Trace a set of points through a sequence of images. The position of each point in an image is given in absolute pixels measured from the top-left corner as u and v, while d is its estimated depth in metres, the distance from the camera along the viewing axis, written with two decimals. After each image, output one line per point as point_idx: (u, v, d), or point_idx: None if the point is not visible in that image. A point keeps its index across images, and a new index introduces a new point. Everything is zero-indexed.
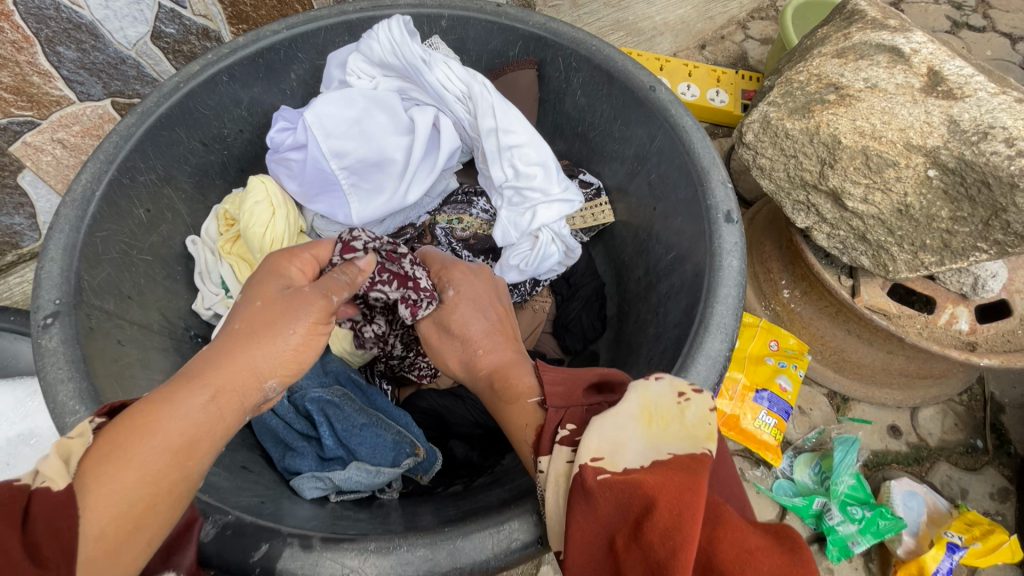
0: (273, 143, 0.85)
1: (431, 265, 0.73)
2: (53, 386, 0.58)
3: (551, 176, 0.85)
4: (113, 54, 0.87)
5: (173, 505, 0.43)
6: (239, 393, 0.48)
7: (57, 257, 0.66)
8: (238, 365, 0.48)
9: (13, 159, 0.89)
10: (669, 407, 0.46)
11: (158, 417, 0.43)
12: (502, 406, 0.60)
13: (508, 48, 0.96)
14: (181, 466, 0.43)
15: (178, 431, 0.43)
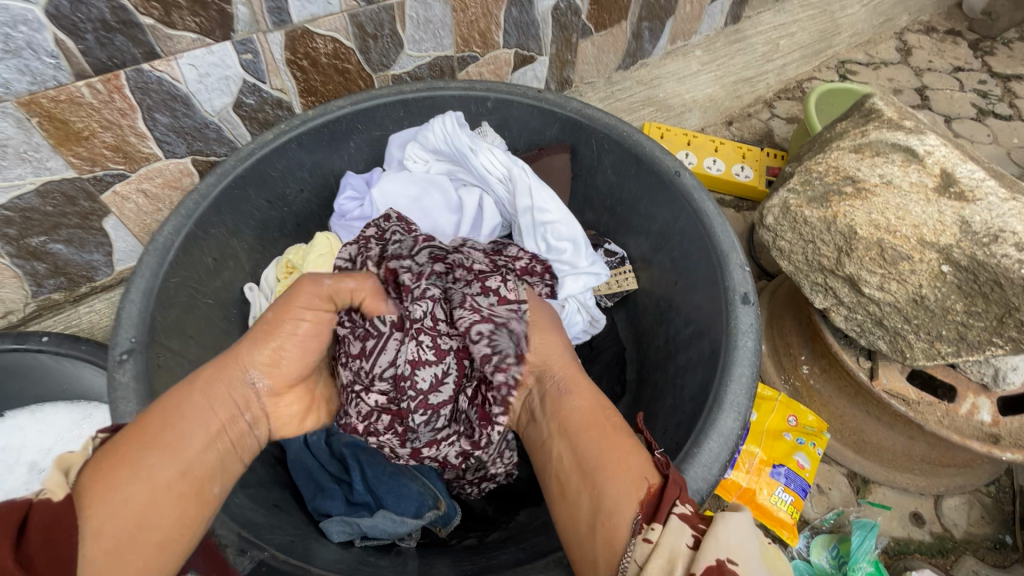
0: (341, 210, 0.97)
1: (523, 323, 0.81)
2: (122, 417, 0.65)
3: (579, 252, 0.93)
4: (199, 119, 0.99)
5: (172, 502, 0.55)
6: (223, 387, 0.63)
7: (136, 298, 0.74)
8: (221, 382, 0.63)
9: (102, 206, 1.00)
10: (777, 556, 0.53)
11: (148, 425, 0.57)
12: (604, 441, 0.64)
13: (546, 128, 1.05)
14: (172, 462, 0.56)
15: (162, 435, 0.57)
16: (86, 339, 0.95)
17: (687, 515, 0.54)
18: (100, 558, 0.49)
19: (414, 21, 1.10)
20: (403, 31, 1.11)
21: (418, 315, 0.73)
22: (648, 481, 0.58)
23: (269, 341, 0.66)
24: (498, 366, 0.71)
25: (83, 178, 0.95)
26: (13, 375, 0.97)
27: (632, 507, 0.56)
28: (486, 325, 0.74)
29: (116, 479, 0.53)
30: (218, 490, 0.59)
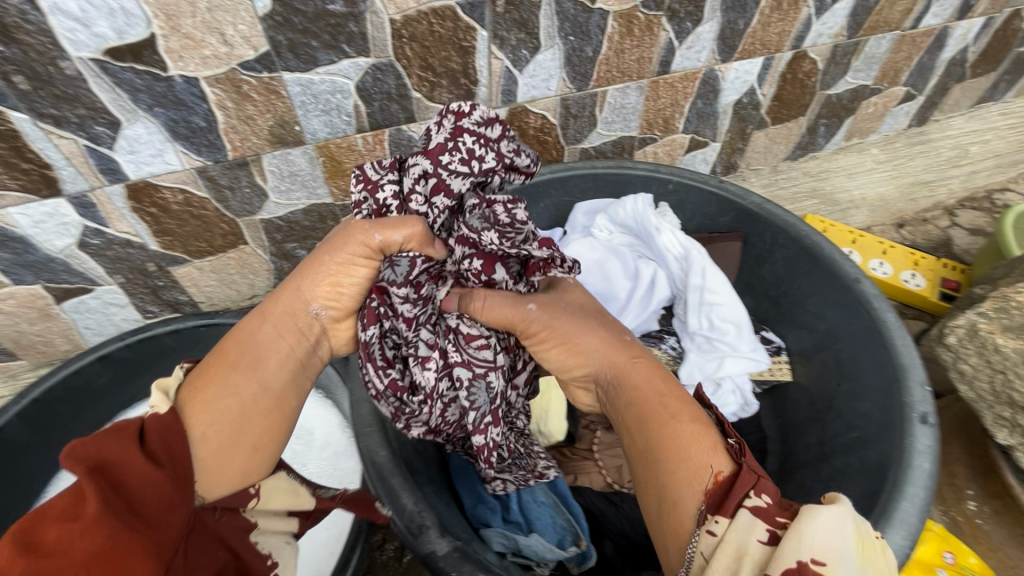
0: None
1: (477, 299, 0.79)
2: (360, 402, 0.85)
3: (741, 336, 0.98)
4: None
5: (259, 413, 0.68)
6: (291, 318, 0.74)
7: None
8: (285, 309, 0.74)
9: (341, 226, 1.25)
10: (872, 542, 0.55)
11: (229, 351, 0.70)
12: (660, 427, 0.70)
13: (721, 215, 1.12)
14: (255, 381, 0.69)
15: (239, 360, 0.69)
16: None
17: (761, 511, 0.57)
18: (210, 454, 0.64)
19: (612, 106, 1.26)
20: (600, 114, 1.26)
21: (431, 385, 0.79)
22: (715, 469, 0.63)
23: (329, 273, 0.75)
24: (476, 424, 0.81)
25: (336, 205, 1.20)
26: None
27: (697, 498, 0.62)
28: (465, 374, 0.80)
29: (202, 398, 0.65)
30: (295, 405, 0.72)
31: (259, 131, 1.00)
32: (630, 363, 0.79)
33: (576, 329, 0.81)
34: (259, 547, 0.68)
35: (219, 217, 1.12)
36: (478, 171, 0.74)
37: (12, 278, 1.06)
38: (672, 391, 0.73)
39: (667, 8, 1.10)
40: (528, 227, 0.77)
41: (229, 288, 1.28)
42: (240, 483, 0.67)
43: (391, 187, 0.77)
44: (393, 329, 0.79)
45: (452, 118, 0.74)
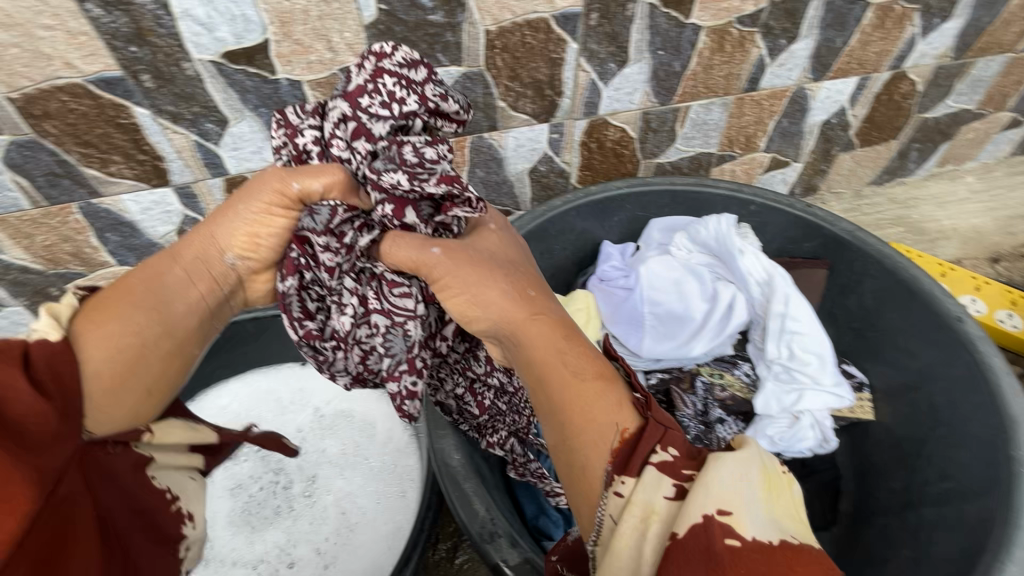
0: (599, 273, 1.08)
1: (400, 254, 0.68)
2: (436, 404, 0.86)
3: (825, 369, 0.94)
4: (502, 177, 1.22)
5: (159, 353, 0.65)
6: (205, 263, 0.70)
7: None
8: (190, 249, 0.70)
9: None
10: (779, 476, 0.59)
11: (134, 285, 0.66)
12: (565, 386, 0.67)
13: (805, 240, 1.08)
14: (155, 320, 0.65)
15: (143, 300, 0.65)
16: None
17: (666, 467, 0.59)
18: (102, 392, 0.60)
19: (693, 122, 1.23)
20: (681, 129, 1.24)
21: (346, 331, 0.72)
22: (619, 425, 0.63)
23: (244, 222, 0.69)
24: (389, 371, 0.71)
25: None
26: None
27: (602, 462, 0.62)
28: (383, 322, 0.71)
29: (110, 322, 0.62)
30: (194, 353, 0.69)
31: None
32: (532, 322, 0.71)
33: (474, 276, 0.70)
34: (157, 483, 0.68)
35: None
36: (399, 115, 0.66)
37: (116, 259, 1.14)
38: (560, 337, 0.70)
39: (762, 24, 1.07)
40: (441, 165, 0.67)
41: None
42: (134, 419, 0.64)
43: (312, 133, 0.69)
44: (316, 279, 0.72)
45: (371, 59, 0.66)
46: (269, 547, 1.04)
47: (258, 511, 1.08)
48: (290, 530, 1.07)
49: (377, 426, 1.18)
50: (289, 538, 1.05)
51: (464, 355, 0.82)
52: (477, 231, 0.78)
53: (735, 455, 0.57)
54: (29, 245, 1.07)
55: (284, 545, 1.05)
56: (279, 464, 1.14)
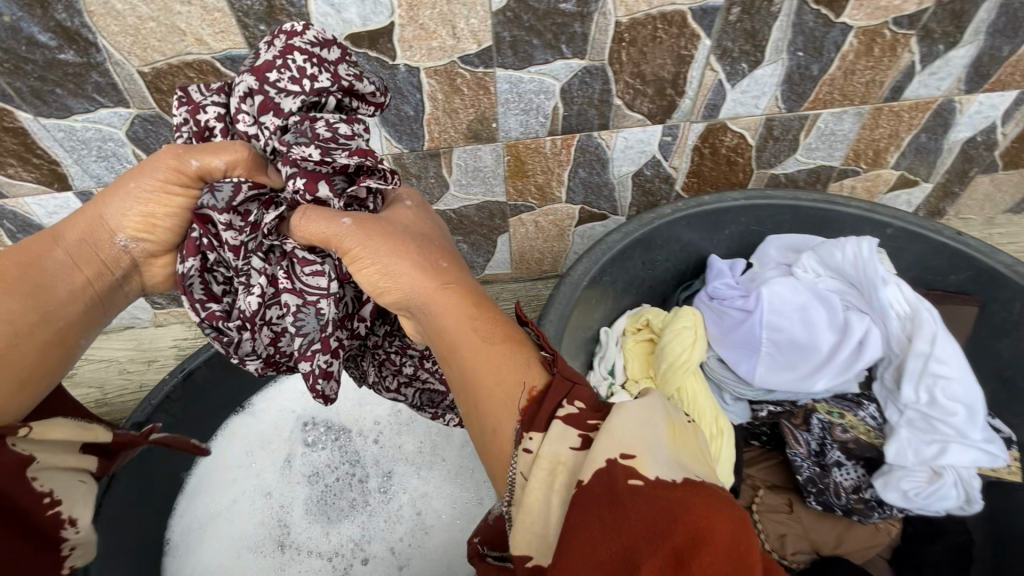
0: (711, 290, 1.00)
1: (318, 229, 0.64)
2: None
3: (974, 422, 0.82)
4: (605, 179, 1.15)
5: (37, 336, 0.62)
6: (97, 247, 0.68)
7: (554, 322, 0.89)
8: (78, 231, 0.67)
9: (506, 226, 1.23)
10: (681, 421, 0.54)
11: (3, 267, 0.62)
12: (475, 368, 0.62)
13: (951, 272, 0.97)
14: (26, 300, 0.62)
15: (20, 278, 0.62)
16: None
17: (568, 419, 0.55)
18: None
19: (820, 132, 1.13)
20: (805, 139, 1.13)
21: (252, 312, 0.70)
22: (526, 387, 0.60)
23: (138, 201, 0.67)
24: (300, 350, 0.70)
25: (508, 204, 1.18)
26: None
27: (511, 422, 0.58)
28: (292, 301, 0.69)
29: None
30: (78, 342, 0.67)
31: (459, 124, 1.00)
32: (443, 293, 0.66)
33: (375, 247, 0.65)
34: (37, 484, 0.57)
35: None
36: (309, 91, 0.63)
37: None
38: (454, 306, 0.65)
39: (921, 26, 0.96)
40: (356, 141, 0.66)
41: None
42: (12, 407, 0.60)
43: (214, 110, 0.68)
44: (221, 261, 0.72)
45: (281, 36, 0.63)
46: (345, 540, 1.03)
47: (335, 503, 1.07)
48: (366, 526, 1.05)
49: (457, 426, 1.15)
50: (365, 532, 1.04)
51: (384, 338, 0.86)
52: (392, 206, 0.73)
53: (636, 403, 0.54)
54: None
55: (360, 540, 1.03)
56: (358, 456, 1.12)
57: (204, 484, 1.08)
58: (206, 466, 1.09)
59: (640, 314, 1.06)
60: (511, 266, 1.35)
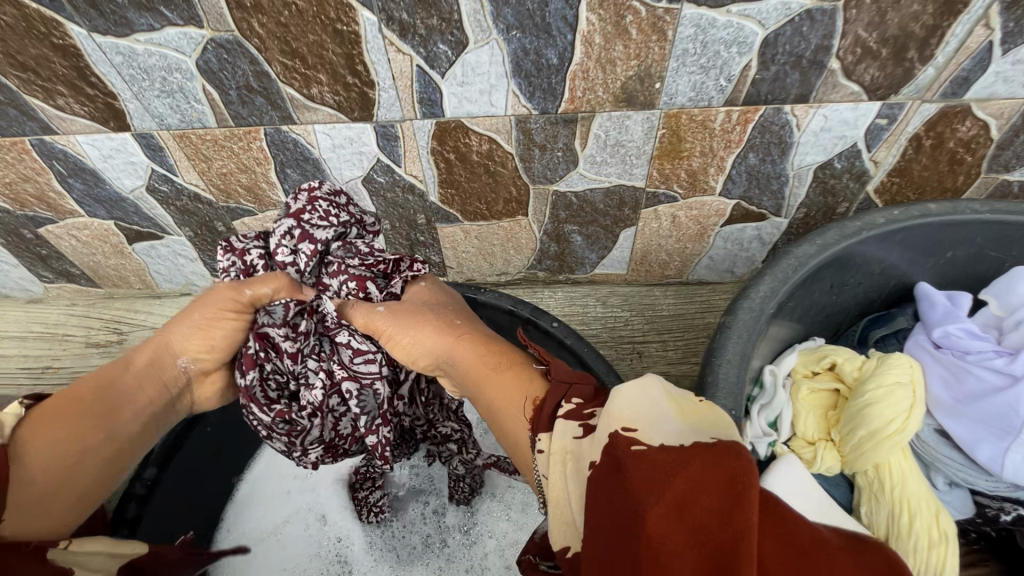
0: (946, 338, 0.75)
1: (377, 326, 0.67)
2: None
3: None
4: (778, 169, 0.89)
5: (98, 461, 0.60)
6: (160, 369, 0.65)
7: (734, 362, 0.64)
8: (146, 354, 0.65)
9: (635, 218, 0.98)
10: (691, 402, 0.47)
11: (82, 393, 0.61)
12: (485, 395, 0.60)
13: None
14: (98, 423, 0.60)
15: (93, 401, 0.60)
16: (588, 341, 0.87)
17: (569, 413, 0.51)
18: (27, 501, 0.56)
19: None
20: None
21: (318, 403, 0.67)
22: (531, 395, 0.57)
23: (197, 328, 0.64)
24: (365, 428, 0.68)
25: (645, 191, 0.93)
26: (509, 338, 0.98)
27: (525, 430, 0.55)
28: (352, 388, 0.68)
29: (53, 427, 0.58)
30: (133, 458, 0.64)
31: (611, 81, 0.76)
32: (464, 342, 0.64)
33: (401, 322, 0.66)
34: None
35: (514, 179, 0.91)
36: (337, 223, 0.68)
37: None
38: (466, 348, 0.64)
39: None
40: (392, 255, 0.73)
41: (483, 260, 1.10)
42: (65, 522, 0.59)
43: (258, 250, 0.68)
44: (278, 369, 0.69)
45: (302, 191, 0.68)
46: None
47: (405, 536, 0.90)
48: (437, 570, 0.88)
49: None
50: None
51: (421, 410, 0.77)
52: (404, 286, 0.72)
53: (644, 384, 0.47)
54: (206, 168, 0.89)
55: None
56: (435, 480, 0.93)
57: (259, 485, 0.93)
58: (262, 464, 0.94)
59: (819, 352, 0.81)
60: (626, 267, 1.11)
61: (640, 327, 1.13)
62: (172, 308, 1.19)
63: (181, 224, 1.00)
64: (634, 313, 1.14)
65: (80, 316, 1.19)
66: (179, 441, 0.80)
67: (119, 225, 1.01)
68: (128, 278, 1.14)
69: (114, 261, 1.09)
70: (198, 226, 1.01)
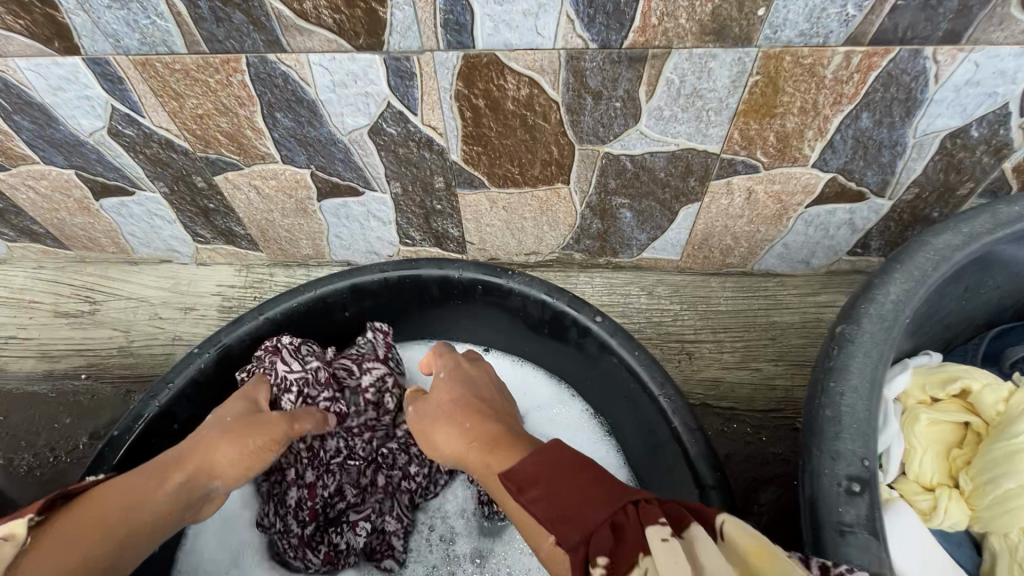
0: None
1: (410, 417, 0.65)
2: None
3: None
4: (895, 136, 0.70)
5: None
6: (188, 488, 0.60)
7: (863, 390, 0.46)
8: (181, 465, 0.60)
9: (702, 192, 0.80)
10: (758, 544, 0.38)
11: (102, 504, 0.54)
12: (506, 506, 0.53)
13: None
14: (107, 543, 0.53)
15: (113, 516, 0.54)
16: (639, 342, 0.71)
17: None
18: None
19: None
20: None
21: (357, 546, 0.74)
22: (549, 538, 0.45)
23: (242, 454, 0.62)
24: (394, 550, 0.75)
25: (720, 159, 0.74)
26: (539, 332, 0.81)
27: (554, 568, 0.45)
28: (390, 528, 0.75)
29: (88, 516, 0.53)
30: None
31: (700, 4, 0.57)
32: (472, 448, 0.57)
33: (426, 420, 0.63)
34: None
35: (556, 136, 0.73)
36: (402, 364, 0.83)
37: (282, 153, 0.79)
38: (475, 453, 0.57)
39: None
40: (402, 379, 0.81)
41: (511, 236, 0.92)
42: None
43: (298, 379, 0.72)
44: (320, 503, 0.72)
45: (378, 335, 0.81)
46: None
47: (404, 563, 0.77)
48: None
49: None
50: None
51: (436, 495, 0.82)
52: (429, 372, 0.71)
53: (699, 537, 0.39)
54: (178, 109, 0.72)
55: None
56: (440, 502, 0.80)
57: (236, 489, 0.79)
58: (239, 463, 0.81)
59: (943, 373, 0.63)
60: (681, 252, 0.93)
61: (691, 323, 0.95)
62: (151, 277, 1.04)
63: (154, 177, 0.84)
64: (686, 306, 0.96)
65: (50, 281, 1.05)
66: (150, 439, 0.70)
67: (81, 175, 0.85)
68: (100, 240, 0.99)
69: (81, 220, 0.94)
70: (174, 181, 0.84)
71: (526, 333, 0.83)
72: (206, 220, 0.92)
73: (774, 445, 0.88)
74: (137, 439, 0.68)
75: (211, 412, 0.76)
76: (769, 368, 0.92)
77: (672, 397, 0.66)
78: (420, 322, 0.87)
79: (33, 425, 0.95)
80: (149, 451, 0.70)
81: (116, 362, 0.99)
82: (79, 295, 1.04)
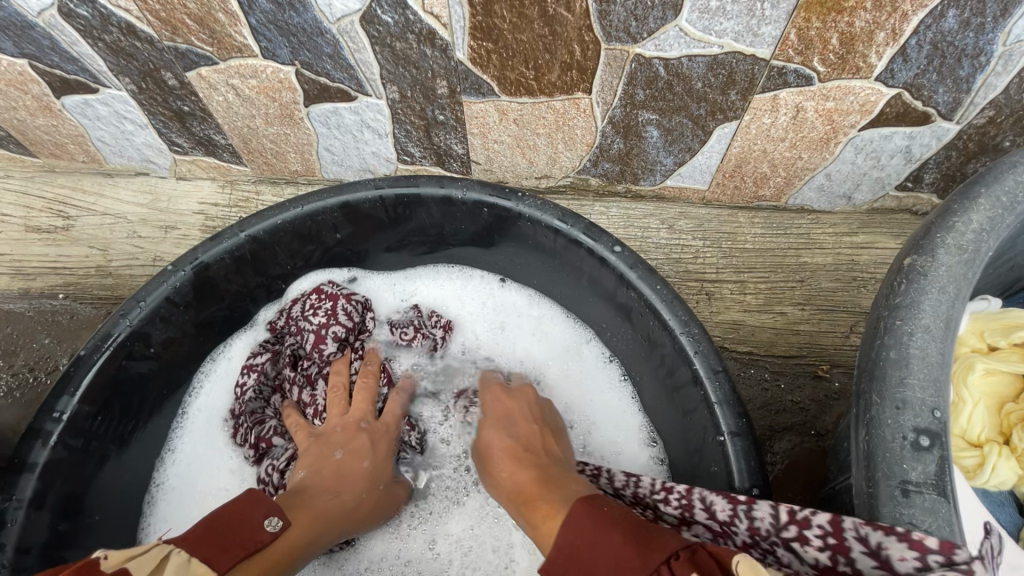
0: None
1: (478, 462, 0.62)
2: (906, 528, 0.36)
3: None
4: (984, 42, 0.59)
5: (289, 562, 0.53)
6: (353, 491, 0.61)
7: (934, 332, 0.40)
8: (347, 478, 0.62)
9: (745, 108, 0.70)
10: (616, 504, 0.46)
11: (293, 496, 0.57)
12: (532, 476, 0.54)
13: None
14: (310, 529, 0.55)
15: (314, 504, 0.57)
16: (662, 276, 0.64)
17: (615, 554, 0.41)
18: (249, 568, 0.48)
19: None
20: None
21: None
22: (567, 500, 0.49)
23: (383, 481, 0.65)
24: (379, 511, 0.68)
25: (771, 66, 0.63)
26: (552, 263, 0.74)
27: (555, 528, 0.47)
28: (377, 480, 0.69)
29: (288, 545, 0.53)
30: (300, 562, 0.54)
31: None
32: (528, 445, 0.59)
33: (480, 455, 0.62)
34: None
35: (580, 32, 0.62)
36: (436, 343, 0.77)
37: (260, 44, 0.68)
38: (530, 439, 0.60)
39: None
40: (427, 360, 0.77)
41: (522, 154, 0.83)
42: None
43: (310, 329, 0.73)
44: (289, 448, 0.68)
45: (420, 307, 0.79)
46: (399, 549, 0.69)
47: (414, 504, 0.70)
48: (443, 539, 0.69)
49: (608, 426, 0.73)
50: (434, 548, 0.69)
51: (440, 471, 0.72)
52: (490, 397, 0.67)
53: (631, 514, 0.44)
54: None
55: (426, 558, 0.69)
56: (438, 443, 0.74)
57: (212, 436, 0.73)
58: (207, 401, 0.74)
59: (1008, 320, 0.56)
60: (711, 180, 0.84)
61: (714, 261, 0.88)
62: (128, 190, 0.95)
63: (117, 71, 0.74)
64: (710, 243, 0.88)
65: (17, 192, 0.96)
66: (119, 361, 0.64)
67: (34, 67, 0.75)
68: (68, 147, 0.90)
69: (42, 120, 0.85)
70: (142, 77, 0.74)
71: (537, 263, 0.76)
72: (182, 126, 0.83)
73: (793, 393, 0.83)
74: (105, 360, 0.62)
75: (188, 333, 0.70)
76: (795, 312, 0.86)
77: (696, 337, 0.60)
78: (419, 248, 0.80)
79: (9, 343, 0.89)
80: (119, 374, 0.64)
81: (94, 282, 0.92)
82: (50, 208, 0.95)
